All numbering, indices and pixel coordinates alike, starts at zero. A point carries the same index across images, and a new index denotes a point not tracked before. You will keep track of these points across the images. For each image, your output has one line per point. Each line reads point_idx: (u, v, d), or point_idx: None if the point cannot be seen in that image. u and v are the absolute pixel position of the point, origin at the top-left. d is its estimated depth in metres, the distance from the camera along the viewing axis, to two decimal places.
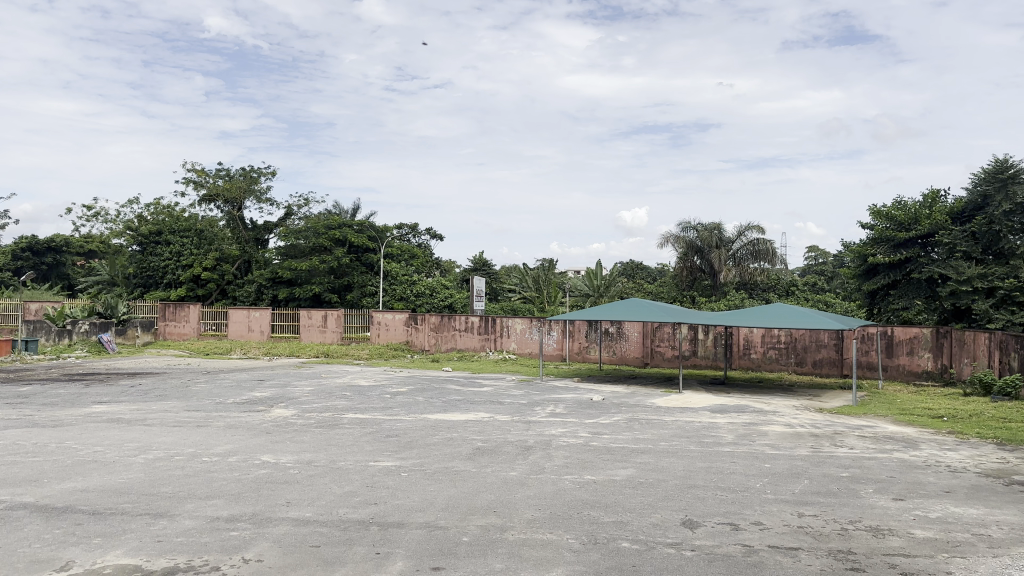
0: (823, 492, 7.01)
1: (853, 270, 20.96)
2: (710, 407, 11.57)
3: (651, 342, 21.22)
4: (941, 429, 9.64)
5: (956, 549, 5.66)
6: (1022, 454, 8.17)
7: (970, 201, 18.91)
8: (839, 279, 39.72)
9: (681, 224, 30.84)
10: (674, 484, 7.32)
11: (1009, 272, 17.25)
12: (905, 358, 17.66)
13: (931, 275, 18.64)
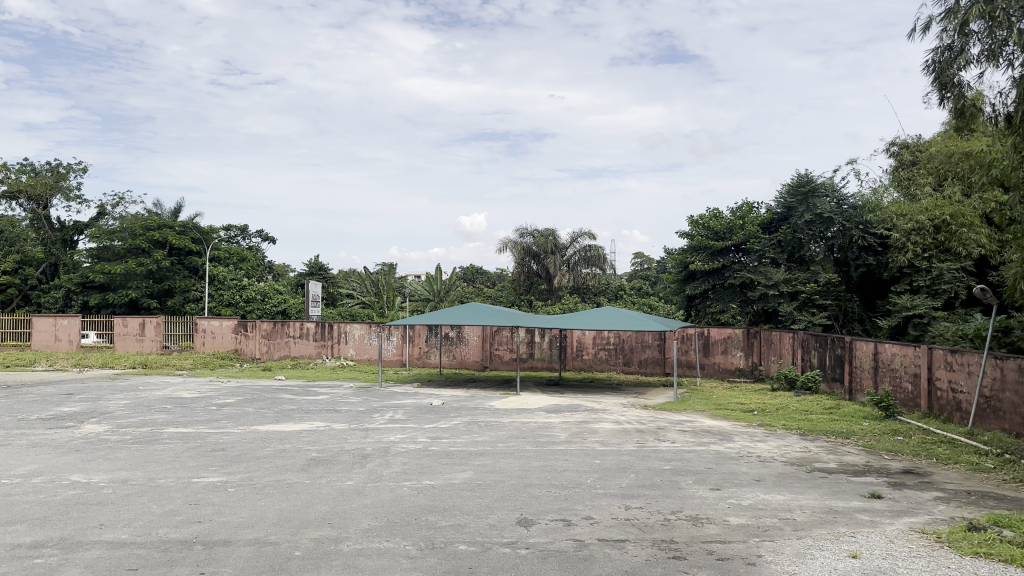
0: (648, 485, 7.39)
1: (674, 276, 21.82)
2: (545, 407, 11.96)
3: (490, 346, 21.65)
4: (752, 422, 10.47)
5: (766, 532, 6.11)
6: (822, 444, 8.99)
7: (776, 212, 20.65)
8: (660, 283, 42.28)
9: (517, 230, 31.24)
10: (511, 484, 7.47)
11: (810, 278, 19.47)
12: (721, 356, 18.91)
13: (744, 280, 19.93)
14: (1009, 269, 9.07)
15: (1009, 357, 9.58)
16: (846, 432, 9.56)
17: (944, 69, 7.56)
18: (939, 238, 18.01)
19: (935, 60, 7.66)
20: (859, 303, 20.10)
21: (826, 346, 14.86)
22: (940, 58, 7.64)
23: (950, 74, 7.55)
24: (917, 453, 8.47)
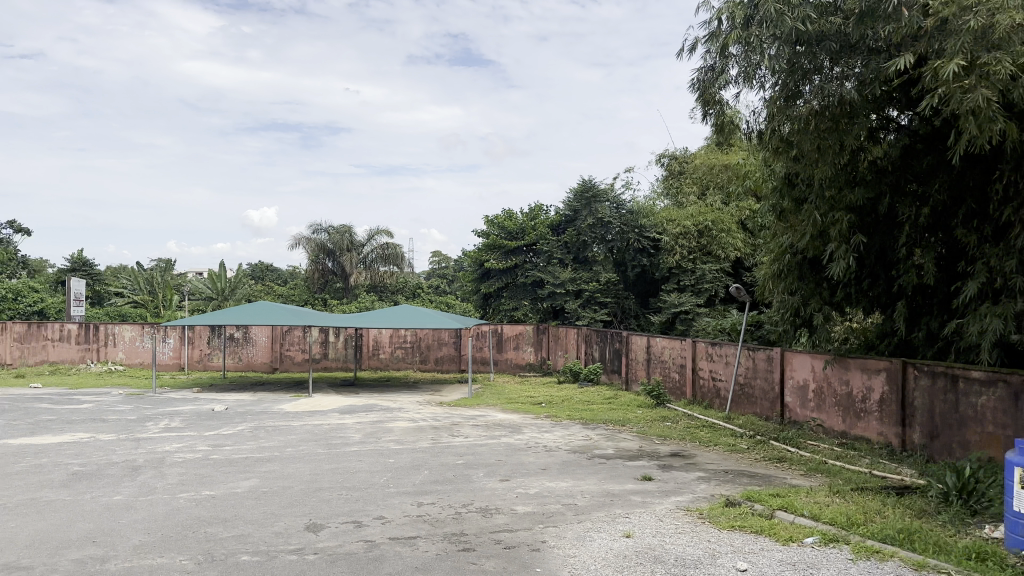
0: (440, 480, 7.48)
1: (469, 275, 22.50)
2: (339, 408, 11.73)
3: (280, 347, 20.80)
4: (540, 413, 10.99)
5: (549, 518, 6.40)
6: (601, 431, 9.65)
7: (564, 214, 21.87)
8: (455, 281, 43.07)
9: (311, 226, 30.20)
10: (300, 489, 7.23)
11: (593, 277, 20.80)
12: (512, 352, 19.65)
13: (534, 279, 21.04)
14: (759, 271, 10.29)
15: (759, 348, 10.85)
16: (622, 420, 10.32)
17: (707, 87, 8.34)
18: (702, 242, 19.63)
19: (699, 78, 8.40)
20: (637, 299, 21.51)
21: (605, 341, 16.02)
22: (702, 78, 8.40)
23: (712, 91, 8.37)
24: (683, 437, 9.34)
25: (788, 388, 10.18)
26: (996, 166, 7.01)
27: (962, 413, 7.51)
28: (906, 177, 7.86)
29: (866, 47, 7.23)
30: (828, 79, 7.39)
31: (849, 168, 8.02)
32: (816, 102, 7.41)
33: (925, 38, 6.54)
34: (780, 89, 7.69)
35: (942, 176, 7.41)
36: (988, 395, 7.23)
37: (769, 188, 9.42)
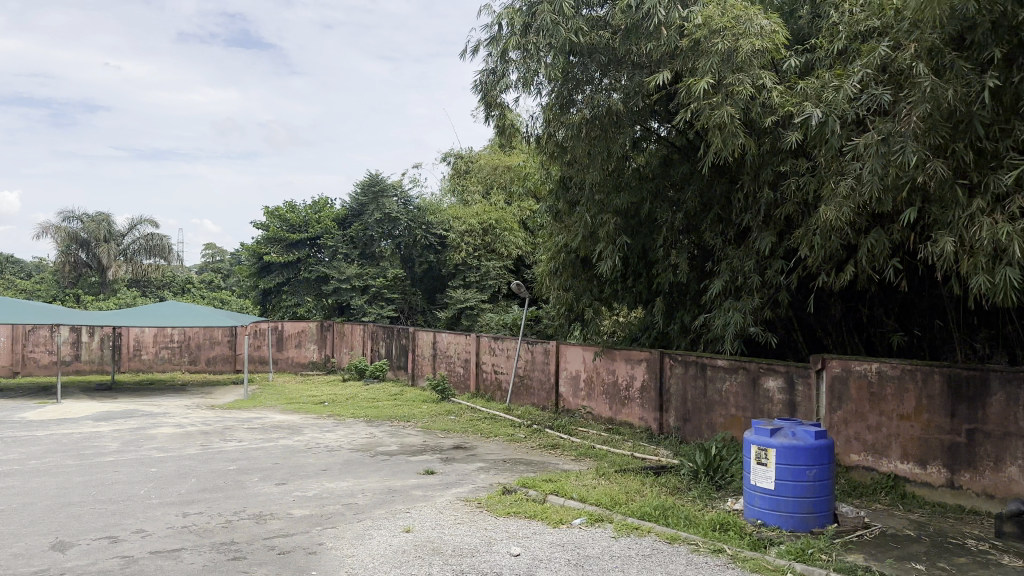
0: (210, 488, 7.02)
1: (246, 269, 21.31)
2: (93, 415, 10.60)
3: (21, 348, 18.30)
4: (322, 413, 10.71)
5: (329, 520, 6.24)
6: (385, 429, 9.62)
7: (349, 207, 21.29)
8: (225, 273, 40.35)
9: (60, 213, 26.81)
10: (43, 506, 6.42)
11: (379, 272, 20.60)
12: (293, 350, 19.02)
13: (318, 274, 20.50)
14: (538, 268, 10.80)
15: (537, 341, 11.39)
16: (407, 416, 10.35)
17: (489, 90, 8.54)
18: (487, 240, 20.29)
19: (481, 80, 8.61)
20: (424, 295, 21.51)
21: (391, 337, 16.07)
22: (484, 80, 8.62)
23: (494, 95, 8.57)
24: (465, 430, 9.56)
25: (563, 378, 10.76)
26: (738, 176, 7.71)
27: (710, 397, 8.41)
28: (666, 184, 8.52)
29: (632, 62, 7.82)
30: (598, 89, 7.95)
31: (616, 174, 8.62)
32: (587, 110, 7.98)
33: (681, 56, 7.13)
34: (555, 96, 8.17)
35: (696, 183, 8.13)
36: (731, 381, 8.16)
37: (547, 190, 9.98)
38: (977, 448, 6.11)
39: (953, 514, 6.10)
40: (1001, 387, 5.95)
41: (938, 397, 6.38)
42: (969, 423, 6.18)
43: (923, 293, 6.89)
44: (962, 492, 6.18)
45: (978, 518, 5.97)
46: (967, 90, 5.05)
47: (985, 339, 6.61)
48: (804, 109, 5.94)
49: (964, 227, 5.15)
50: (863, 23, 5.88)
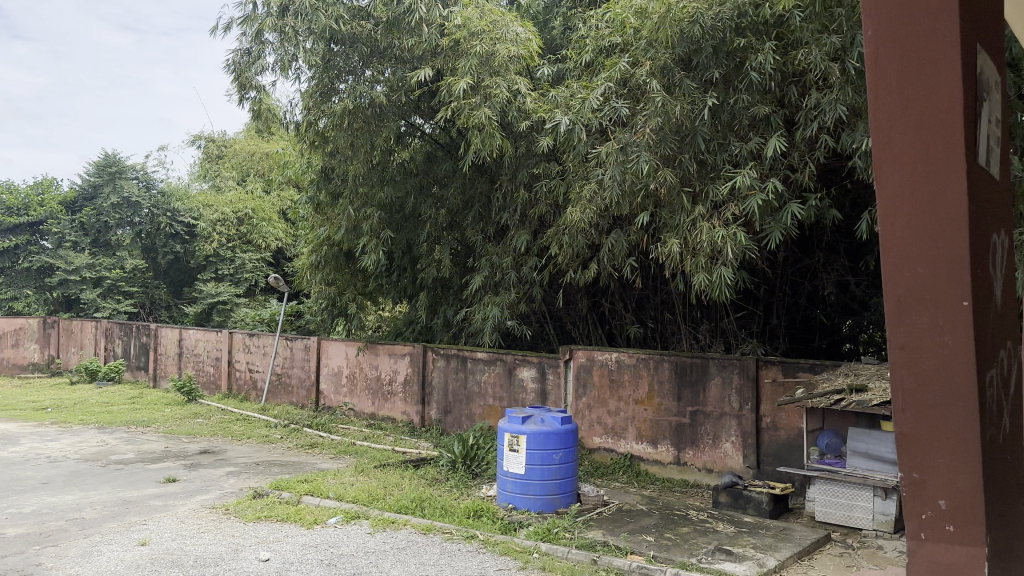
0: None
1: None
2: None
3: None
4: (43, 420, 9.47)
5: (49, 538, 5.50)
6: (121, 435, 8.73)
7: (79, 190, 19.25)
8: None
9: None
10: None
11: (116, 263, 18.67)
12: (8, 350, 16.64)
13: (40, 264, 18.21)
14: (298, 262, 10.43)
15: (296, 338, 10.97)
16: (147, 421, 9.49)
17: (243, 71, 8.08)
18: (241, 231, 18.54)
19: (235, 60, 8.11)
20: (168, 288, 19.70)
21: (130, 335, 14.64)
22: (238, 60, 8.13)
23: (248, 76, 8.13)
24: (215, 433, 8.97)
25: (323, 374, 10.52)
26: (497, 176, 8.03)
27: (470, 389, 8.69)
28: (430, 180, 8.56)
29: (394, 56, 7.83)
30: (361, 80, 7.88)
31: (379, 167, 8.56)
32: (348, 101, 7.87)
33: (441, 55, 7.34)
34: (315, 83, 8.00)
35: (457, 182, 8.29)
36: (490, 372, 8.48)
37: (308, 180, 9.73)
38: (698, 427, 6.91)
39: (678, 487, 6.87)
40: (718, 371, 6.80)
41: (667, 382, 7.12)
42: (692, 405, 6.97)
43: (656, 289, 7.61)
44: (687, 467, 6.97)
45: (698, 490, 6.77)
46: (691, 108, 5.68)
47: (707, 330, 7.38)
48: (555, 116, 6.29)
49: (687, 230, 5.81)
50: (606, 39, 6.29)
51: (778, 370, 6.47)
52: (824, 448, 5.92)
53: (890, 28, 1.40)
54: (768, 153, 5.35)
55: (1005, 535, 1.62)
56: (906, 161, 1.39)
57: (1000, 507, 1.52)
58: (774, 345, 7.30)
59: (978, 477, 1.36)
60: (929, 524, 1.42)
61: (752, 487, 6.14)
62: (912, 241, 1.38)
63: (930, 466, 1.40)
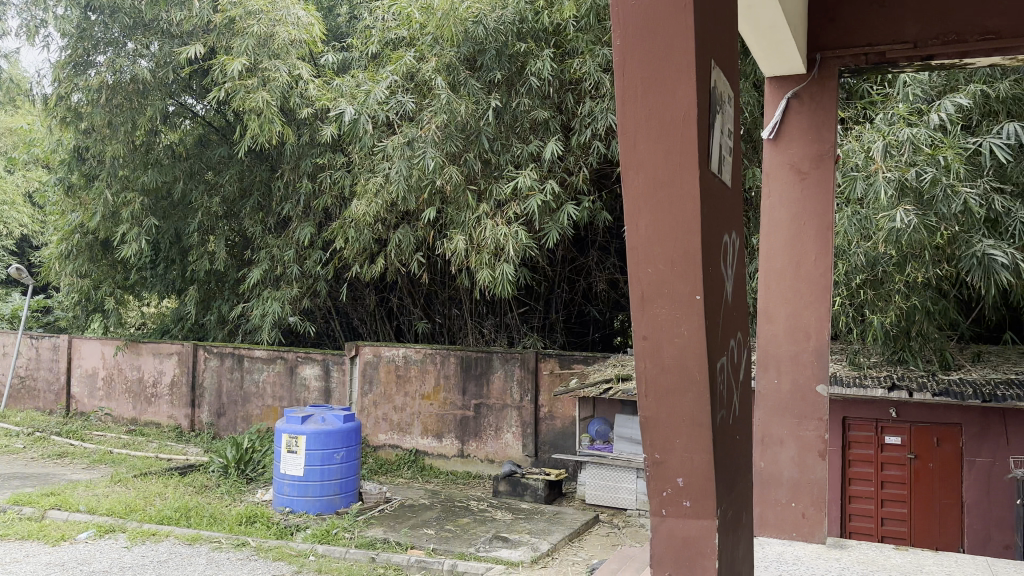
0: None
1: None
2: None
3: None
4: None
5: None
6: None
7: None
8: None
9: None
10: None
11: None
12: None
13: None
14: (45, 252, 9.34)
15: (43, 335, 10.05)
16: None
17: None
18: None
19: None
20: None
21: None
22: None
23: None
24: None
25: (75, 377, 9.69)
26: (278, 164, 7.73)
27: (246, 389, 8.28)
28: (202, 165, 7.96)
29: (163, 29, 7.37)
30: (124, 53, 7.39)
31: (143, 150, 7.83)
32: (108, 74, 7.30)
33: (214, 32, 6.98)
34: (70, 54, 7.45)
35: (233, 167, 7.77)
36: (269, 371, 8.13)
37: (55, 159, 8.73)
38: (482, 420, 7.09)
39: (461, 480, 6.99)
40: (501, 364, 7.00)
41: (452, 376, 7.22)
42: (476, 398, 7.13)
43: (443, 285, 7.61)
44: (471, 459, 7.11)
45: (479, 481, 6.94)
46: (476, 107, 5.73)
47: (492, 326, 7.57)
48: (339, 105, 6.04)
49: (472, 227, 5.88)
50: (392, 31, 6.19)
51: (555, 362, 6.80)
52: (594, 435, 6.38)
53: (635, 45, 1.63)
54: (547, 156, 5.56)
55: (729, 501, 1.97)
56: (652, 202, 1.65)
57: (723, 474, 1.82)
58: (553, 338, 7.68)
59: (703, 446, 1.66)
60: (668, 500, 1.72)
61: (529, 474, 6.39)
62: (658, 267, 1.66)
63: (670, 445, 1.69)
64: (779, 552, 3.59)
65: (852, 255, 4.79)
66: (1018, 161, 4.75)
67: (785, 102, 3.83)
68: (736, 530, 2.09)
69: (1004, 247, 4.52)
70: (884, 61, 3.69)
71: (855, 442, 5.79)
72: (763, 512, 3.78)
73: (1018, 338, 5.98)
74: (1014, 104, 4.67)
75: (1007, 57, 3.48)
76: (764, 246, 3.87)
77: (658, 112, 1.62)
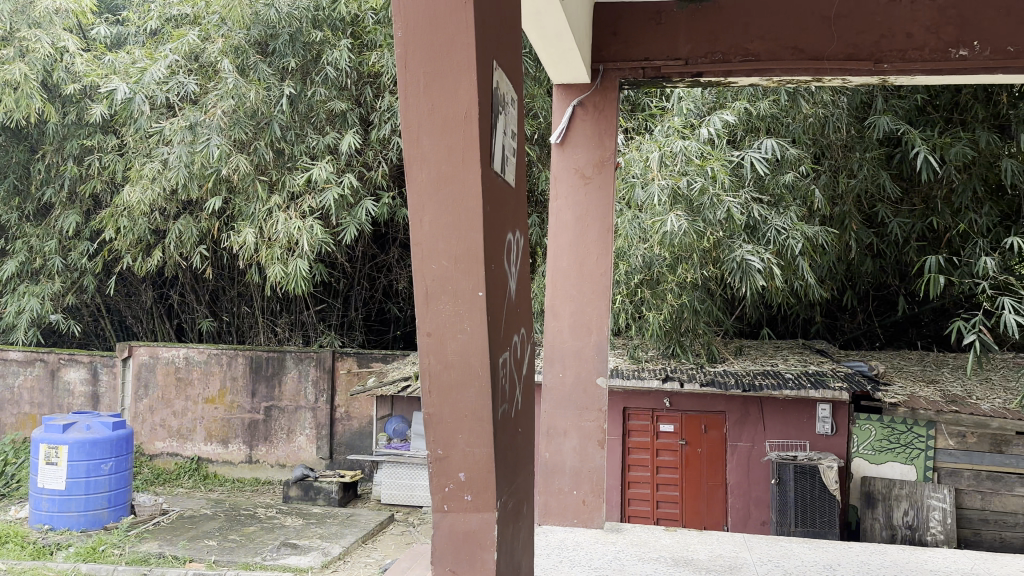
0: None
1: None
2: None
3: None
4: None
5: None
6: None
7: None
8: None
9: None
10: None
11: None
12: None
13: None
14: None
15: None
16: None
17: None
18: None
19: None
20: None
21: None
22: None
23: None
24: None
25: None
26: (39, 146, 6.84)
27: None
28: None
29: None
30: None
31: None
32: None
33: None
34: None
35: None
36: (25, 375, 7.89)
37: None
38: (272, 422, 7.65)
39: (249, 485, 7.50)
40: (295, 364, 7.59)
41: (240, 378, 7.69)
42: (266, 400, 7.67)
43: (231, 284, 7.68)
44: (260, 464, 7.66)
45: (267, 485, 7.53)
46: (267, 93, 5.44)
47: (285, 322, 7.85)
48: (112, 82, 5.43)
49: (262, 219, 5.61)
50: (175, 8, 5.78)
51: (352, 362, 7.55)
52: (392, 433, 7.09)
53: (420, 28, 1.54)
54: (343, 149, 5.37)
55: (513, 498, 1.92)
56: (435, 195, 1.57)
57: (507, 466, 1.80)
58: (351, 336, 7.97)
59: (485, 441, 1.60)
60: (451, 497, 1.64)
61: (323, 478, 6.83)
62: (441, 261, 1.59)
63: (452, 441, 1.61)
64: (561, 539, 3.54)
65: (631, 256, 5.07)
66: (774, 173, 5.05)
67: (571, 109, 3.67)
68: (518, 525, 2.06)
69: (760, 252, 4.86)
70: (659, 77, 3.49)
71: (633, 430, 6.19)
72: (547, 501, 3.74)
73: (773, 334, 6.79)
74: (771, 120, 4.96)
75: (765, 79, 3.34)
76: (551, 249, 3.73)
77: (440, 102, 1.55)
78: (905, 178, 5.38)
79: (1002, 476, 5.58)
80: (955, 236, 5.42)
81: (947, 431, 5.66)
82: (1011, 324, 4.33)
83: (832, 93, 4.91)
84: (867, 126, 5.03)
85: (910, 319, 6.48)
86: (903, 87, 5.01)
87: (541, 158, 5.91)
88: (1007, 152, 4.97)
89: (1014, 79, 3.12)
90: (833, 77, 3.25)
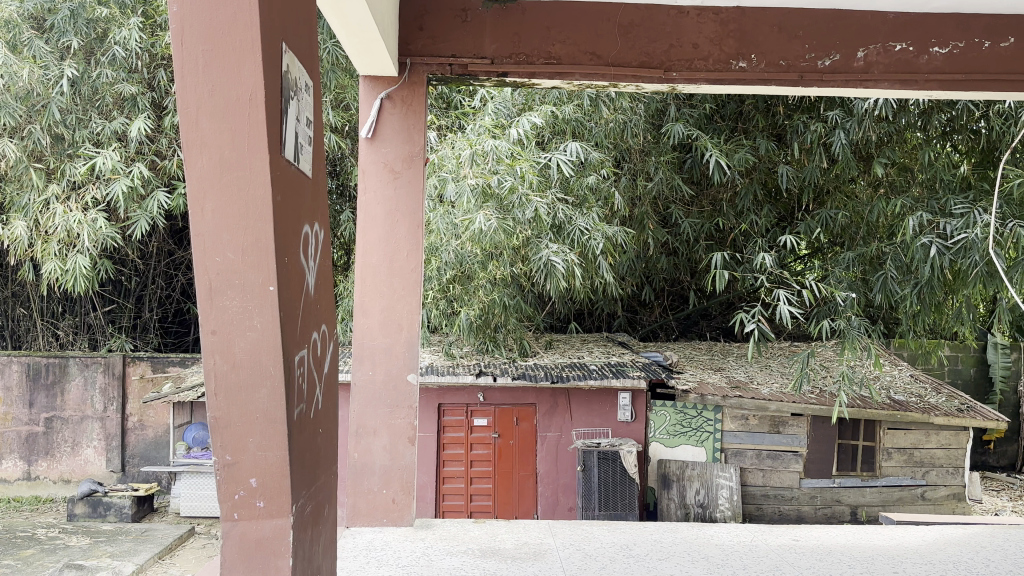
0: None
1: None
2: None
3: None
4: None
5: None
6: None
7: None
8: None
9: None
10: None
11: None
12: None
13: None
14: None
15: None
16: None
17: None
18: None
19: None
20: None
21: None
22: None
23: None
24: None
25: None
26: None
27: None
28: None
29: None
30: None
31: None
32: None
33: None
34: None
35: None
36: None
37: None
38: (53, 435, 7.26)
39: (27, 505, 7.08)
40: (79, 371, 7.24)
41: (16, 387, 7.24)
42: (46, 410, 7.27)
43: (4, 285, 7.03)
44: (39, 481, 7.24)
45: (49, 505, 7.13)
46: (44, 73, 4.95)
47: (68, 326, 7.34)
48: None
49: (38, 211, 5.20)
50: None
51: (146, 366, 7.26)
52: (194, 443, 6.91)
53: (200, 11, 1.41)
54: (131, 134, 4.99)
55: (312, 501, 1.82)
56: (218, 182, 1.45)
57: (304, 467, 1.71)
58: (145, 339, 7.52)
59: (278, 443, 1.51)
60: (241, 505, 1.52)
61: (113, 493, 6.58)
62: (228, 254, 1.47)
63: (242, 445, 1.50)
64: (369, 540, 3.44)
65: (444, 251, 5.08)
66: (579, 174, 5.25)
67: (378, 103, 3.54)
68: (321, 526, 1.98)
69: (564, 253, 5.02)
70: (466, 75, 3.44)
71: (448, 426, 6.23)
72: (355, 502, 3.62)
73: (580, 328, 7.15)
74: (575, 123, 5.15)
75: (567, 83, 3.40)
76: (359, 244, 3.60)
77: (223, 84, 1.44)
78: (696, 182, 5.77)
79: (779, 454, 6.21)
80: (738, 235, 5.92)
81: (732, 415, 6.18)
82: (785, 313, 4.69)
83: (630, 100, 5.21)
84: (661, 133, 5.35)
85: (701, 312, 7.05)
86: (694, 95, 5.39)
87: (352, 152, 5.84)
88: (782, 159, 5.38)
89: (785, 90, 3.40)
90: (629, 83, 3.37)
